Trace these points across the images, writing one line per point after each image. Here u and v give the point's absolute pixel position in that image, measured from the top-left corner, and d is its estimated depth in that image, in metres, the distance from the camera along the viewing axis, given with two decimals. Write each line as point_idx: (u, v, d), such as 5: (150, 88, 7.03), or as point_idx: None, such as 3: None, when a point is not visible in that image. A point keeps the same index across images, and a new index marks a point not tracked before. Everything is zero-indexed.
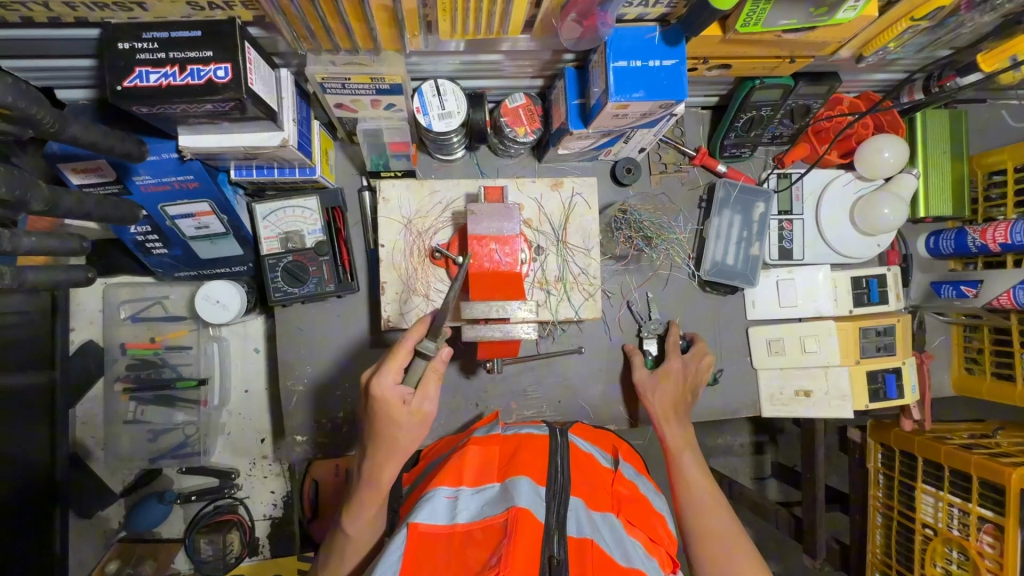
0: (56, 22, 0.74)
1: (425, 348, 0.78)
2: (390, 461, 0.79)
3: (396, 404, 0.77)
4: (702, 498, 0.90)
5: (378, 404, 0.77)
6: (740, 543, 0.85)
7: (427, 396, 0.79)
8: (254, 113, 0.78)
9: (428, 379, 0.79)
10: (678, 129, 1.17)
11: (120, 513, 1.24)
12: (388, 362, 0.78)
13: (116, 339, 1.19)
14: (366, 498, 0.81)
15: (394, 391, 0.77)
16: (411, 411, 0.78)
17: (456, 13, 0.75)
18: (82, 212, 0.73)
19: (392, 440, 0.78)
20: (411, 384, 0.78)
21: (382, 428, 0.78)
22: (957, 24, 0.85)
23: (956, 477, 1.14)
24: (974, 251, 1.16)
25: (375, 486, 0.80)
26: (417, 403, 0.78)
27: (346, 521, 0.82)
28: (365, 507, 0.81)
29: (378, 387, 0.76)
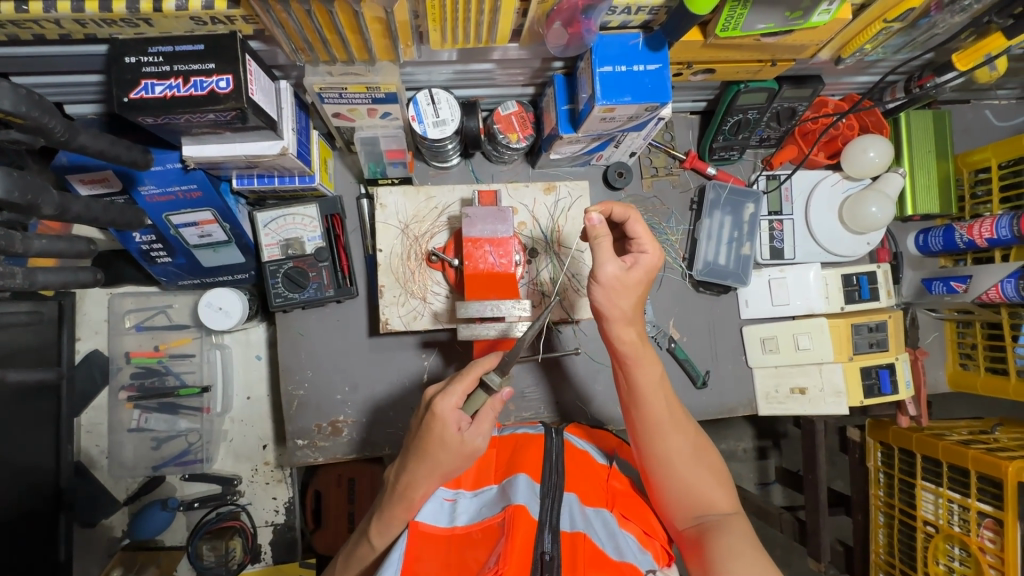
0: (66, 39, 0.77)
1: (489, 380, 0.76)
2: (426, 480, 0.74)
3: (450, 428, 0.73)
4: (660, 416, 0.80)
5: (435, 422, 0.74)
6: (700, 454, 0.80)
7: (480, 431, 0.76)
8: (255, 122, 0.81)
9: (485, 412, 0.76)
10: (667, 134, 1.21)
11: (124, 521, 1.25)
12: (456, 384, 0.76)
13: (121, 348, 1.23)
14: (397, 515, 0.75)
15: (453, 416, 0.74)
16: (463, 440, 0.74)
17: (446, 22, 0.78)
18: (91, 217, 0.76)
19: (434, 458, 0.73)
20: (469, 413, 0.77)
21: (429, 446, 0.73)
22: (931, 25, 0.88)
23: (955, 472, 1.14)
24: (962, 247, 1.18)
25: (406, 502, 0.75)
26: (471, 435, 0.75)
27: (374, 532, 0.77)
28: (394, 523, 0.76)
29: (440, 405, 0.74)
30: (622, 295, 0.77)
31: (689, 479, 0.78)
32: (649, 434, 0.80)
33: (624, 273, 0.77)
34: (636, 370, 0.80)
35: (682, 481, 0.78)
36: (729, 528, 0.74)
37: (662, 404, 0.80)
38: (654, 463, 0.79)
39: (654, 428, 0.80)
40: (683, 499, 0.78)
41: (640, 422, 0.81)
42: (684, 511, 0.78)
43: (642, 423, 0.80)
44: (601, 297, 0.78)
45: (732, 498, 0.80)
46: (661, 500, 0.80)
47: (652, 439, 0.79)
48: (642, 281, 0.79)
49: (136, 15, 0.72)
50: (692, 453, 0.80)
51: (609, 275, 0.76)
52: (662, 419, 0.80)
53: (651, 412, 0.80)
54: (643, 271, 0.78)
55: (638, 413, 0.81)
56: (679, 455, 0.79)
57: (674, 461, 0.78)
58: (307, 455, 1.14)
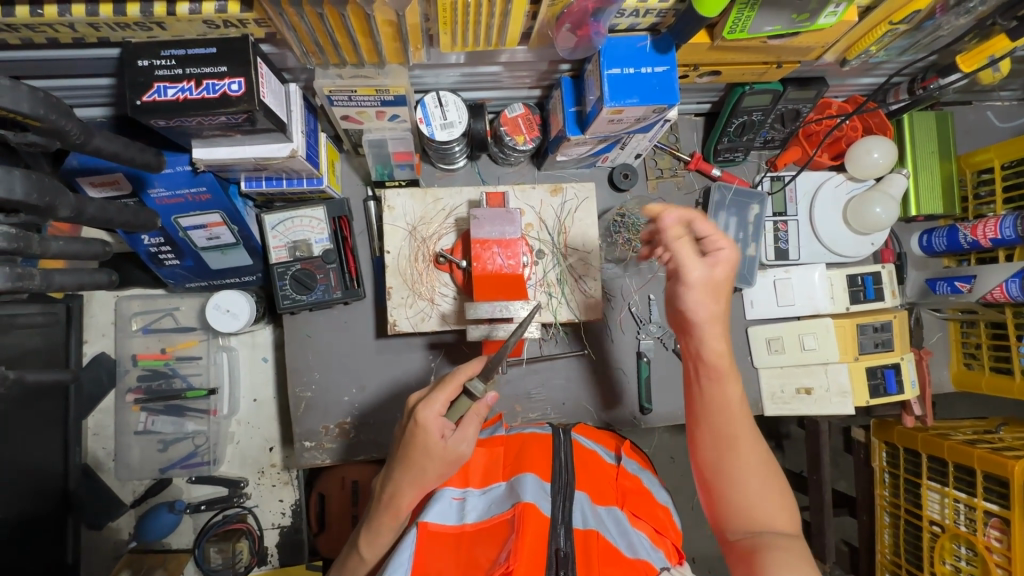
0: (79, 43, 0.78)
1: (472, 387, 0.77)
2: (411, 488, 0.75)
3: (434, 435, 0.74)
4: (732, 423, 0.77)
5: (418, 430, 0.75)
6: (768, 470, 0.76)
7: (465, 437, 0.76)
8: (265, 125, 0.81)
9: (469, 418, 0.77)
10: (672, 136, 1.21)
11: (130, 523, 1.25)
12: (437, 392, 0.77)
13: (127, 351, 1.23)
14: (384, 523, 0.76)
15: (437, 423, 0.75)
16: (446, 448, 0.75)
17: (455, 25, 0.79)
18: (104, 219, 0.76)
19: (418, 465, 0.74)
20: (453, 420, 0.77)
21: (412, 454, 0.74)
22: (935, 27, 0.88)
23: (961, 472, 1.15)
24: (966, 247, 1.19)
25: (392, 511, 0.76)
26: (454, 442, 0.76)
27: (363, 541, 0.78)
28: (383, 531, 0.77)
29: (423, 413, 0.75)
30: (703, 296, 0.76)
31: (751, 493, 0.75)
32: (715, 440, 0.77)
33: (709, 271, 0.76)
34: (717, 380, 0.78)
35: (744, 495, 0.75)
36: (786, 547, 0.71)
37: (737, 412, 0.78)
38: (714, 470, 0.77)
39: (723, 435, 0.77)
40: (739, 508, 0.75)
41: (709, 427, 0.78)
42: (739, 522, 0.75)
43: (712, 434, 0.78)
44: (692, 302, 0.76)
45: (793, 519, 0.76)
46: (717, 508, 0.77)
47: (722, 447, 0.77)
48: (726, 277, 0.77)
49: (149, 19, 0.72)
50: (761, 467, 0.76)
51: (697, 279, 0.75)
52: (733, 428, 0.77)
53: (723, 419, 0.78)
54: (725, 268, 0.76)
55: (706, 418, 0.79)
56: (746, 467, 0.76)
57: (741, 470, 0.76)
58: (315, 456, 1.14)
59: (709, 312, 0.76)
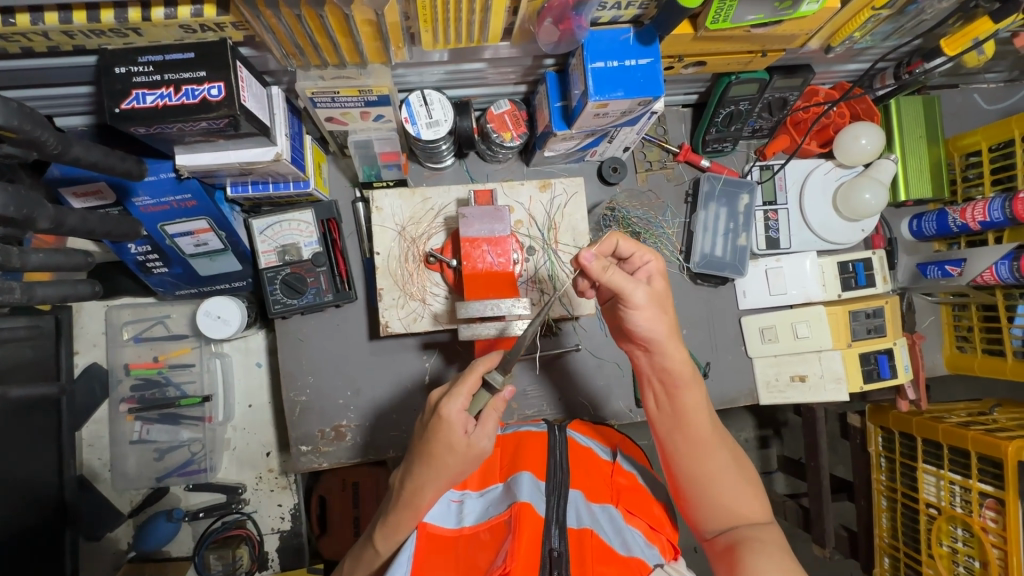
0: (55, 51, 0.77)
1: (492, 379, 0.73)
2: (433, 485, 0.73)
3: (458, 431, 0.71)
4: (697, 436, 0.80)
5: (441, 425, 0.71)
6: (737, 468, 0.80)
7: (485, 431, 0.74)
8: (248, 129, 0.80)
9: (489, 413, 0.75)
10: (660, 128, 1.21)
11: (129, 533, 1.25)
12: (458, 386, 0.73)
13: (120, 360, 1.22)
14: (403, 526, 0.74)
15: (460, 417, 0.72)
16: (469, 443, 0.73)
17: (436, 23, 0.78)
18: (87, 229, 0.76)
19: (443, 464, 0.72)
20: (473, 414, 0.74)
21: (438, 451, 0.72)
22: (919, 12, 0.88)
23: (956, 454, 1.15)
24: (955, 231, 1.19)
25: (412, 509, 0.73)
26: (476, 437, 0.73)
27: (379, 537, 0.76)
28: (401, 529, 0.74)
29: (448, 408, 0.71)
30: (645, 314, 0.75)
31: (724, 494, 0.78)
32: (685, 451, 0.80)
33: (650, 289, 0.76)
34: (678, 392, 0.80)
35: (717, 495, 0.78)
36: (761, 538, 0.74)
37: (701, 422, 0.80)
38: (688, 477, 0.80)
39: (691, 447, 0.80)
40: (714, 509, 0.78)
41: (676, 440, 0.81)
42: (716, 522, 0.79)
43: (681, 440, 0.81)
44: (642, 320, 0.75)
45: (766, 508, 0.79)
46: (693, 510, 0.81)
47: (691, 453, 0.80)
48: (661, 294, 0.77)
49: (125, 25, 0.71)
50: (730, 468, 0.79)
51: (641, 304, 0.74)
52: (697, 439, 0.80)
53: (688, 426, 0.80)
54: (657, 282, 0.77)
55: (672, 433, 0.81)
56: (716, 471, 0.79)
57: (711, 475, 0.79)
58: (312, 461, 1.14)
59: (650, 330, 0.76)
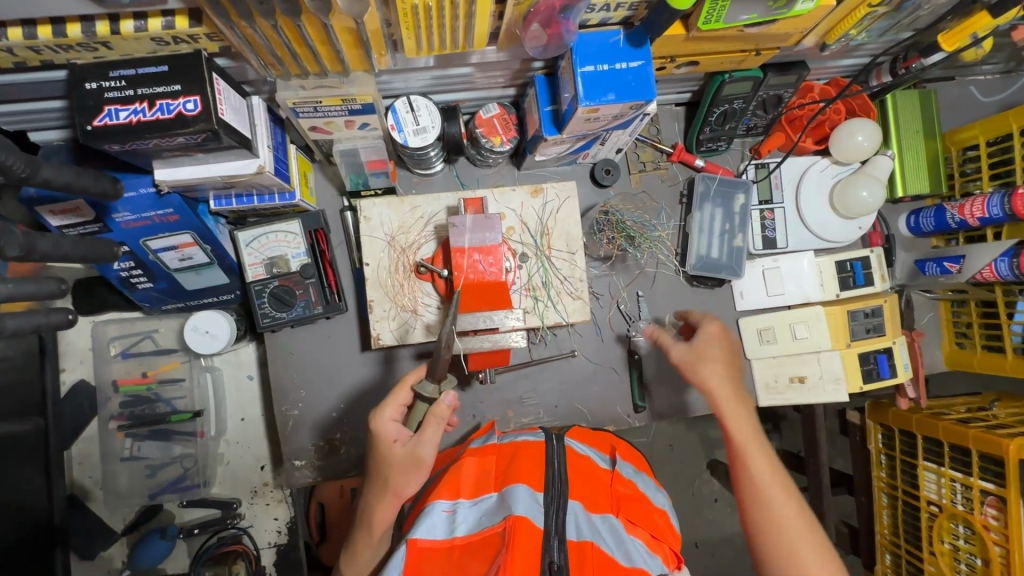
0: (22, 67, 0.74)
1: (422, 390, 0.78)
2: (380, 501, 0.79)
3: (389, 442, 0.78)
4: (762, 477, 0.84)
5: (374, 438, 0.79)
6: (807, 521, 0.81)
7: (424, 441, 0.77)
8: (229, 143, 0.78)
9: (428, 422, 0.77)
10: (653, 127, 1.19)
11: (123, 551, 1.23)
12: (390, 399, 0.80)
13: (107, 376, 1.20)
14: (363, 538, 0.82)
15: (389, 428, 0.79)
16: (404, 453, 0.77)
17: (419, 30, 0.75)
18: (60, 252, 0.73)
19: (383, 476, 0.78)
20: (411, 427, 0.79)
21: (378, 465, 0.79)
22: (915, 7, 0.85)
23: (956, 451, 1.15)
24: (954, 226, 1.17)
25: (366, 527, 0.81)
26: (412, 445, 0.77)
27: (344, 559, 0.85)
28: (360, 547, 0.83)
29: (376, 421, 0.79)
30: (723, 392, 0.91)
31: (795, 544, 0.79)
32: (748, 489, 0.84)
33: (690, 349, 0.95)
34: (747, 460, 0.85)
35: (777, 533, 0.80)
36: None
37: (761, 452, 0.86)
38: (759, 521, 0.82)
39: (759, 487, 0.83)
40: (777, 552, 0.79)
41: (746, 477, 0.84)
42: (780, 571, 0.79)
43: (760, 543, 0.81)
44: None
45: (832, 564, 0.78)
46: None
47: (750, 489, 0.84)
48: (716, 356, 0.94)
49: (93, 39, 0.68)
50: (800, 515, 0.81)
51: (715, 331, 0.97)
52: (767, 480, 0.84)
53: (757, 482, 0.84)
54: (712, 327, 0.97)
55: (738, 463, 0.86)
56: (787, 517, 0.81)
57: (782, 521, 0.81)
58: (306, 475, 1.12)
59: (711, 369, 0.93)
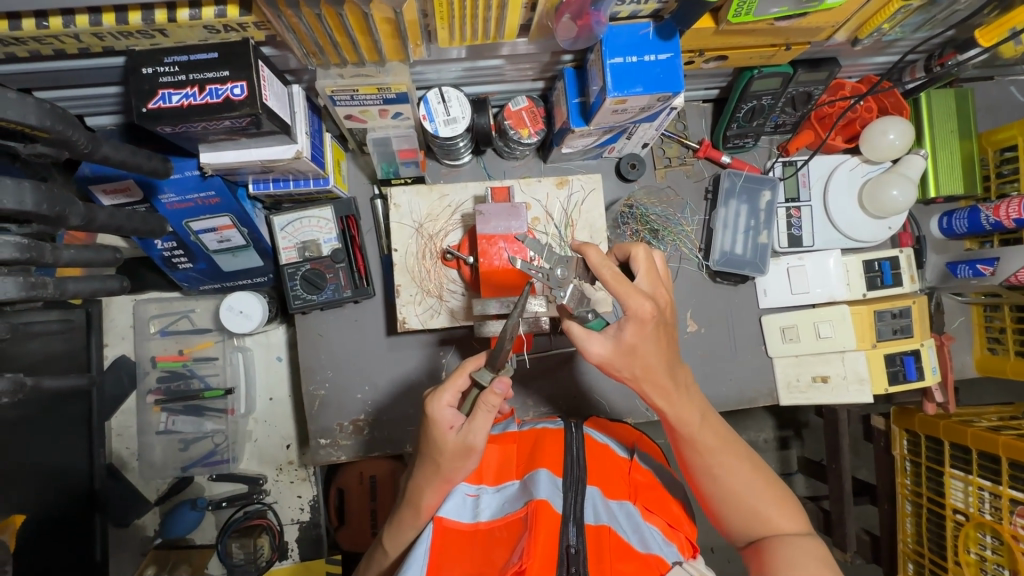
0: (85, 53, 0.79)
1: (481, 377, 0.74)
2: (429, 485, 0.76)
3: (443, 428, 0.74)
4: (714, 458, 0.79)
5: (428, 422, 0.75)
6: (759, 487, 0.79)
7: (475, 428, 0.73)
8: (270, 127, 0.82)
9: (479, 409, 0.72)
10: (680, 123, 1.19)
11: (155, 520, 1.29)
12: (446, 384, 0.75)
13: (147, 353, 1.26)
14: (407, 519, 0.78)
15: (445, 414, 0.74)
16: (457, 439, 0.74)
17: (454, 20, 0.78)
18: (115, 226, 0.79)
19: (434, 460, 0.75)
20: (465, 412, 0.75)
21: (430, 449, 0.75)
22: (952, 1, 0.85)
23: (985, 459, 1.12)
24: (988, 228, 1.15)
25: (413, 509, 0.77)
26: (465, 434, 0.73)
27: (387, 538, 0.81)
28: (405, 528, 0.78)
29: (432, 406, 0.74)
30: (654, 391, 0.77)
31: (760, 509, 0.78)
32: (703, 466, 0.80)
33: (617, 343, 0.73)
34: (694, 449, 0.80)
35: (738, 497, 0.78)
36: (792, 544, 0.74)
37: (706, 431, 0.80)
38: (712, 495, 0.80)
39: (704, 468, 0.80)
40: (734, 522, 0.79)
41: (693, 457, 0.80)
42: (742, 534, 0.79)
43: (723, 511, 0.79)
44: None
45: (797, 517, 0.78)
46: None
47: (703, 470, 0.80)
48: (650, 352, 0.73)
49: (151, 27, 0.72)
50: (755, 486, 0.79)
51: (645, 289, 0.73)
52: (717, 458, 0.79)
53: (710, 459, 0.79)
54: (643, 317, 0.70)
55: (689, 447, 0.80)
56: (738, 489, 0.78)
57: (737, 496, 0.78)
58: (331, 453, 1.16)
59: (647, 365, 0.74)
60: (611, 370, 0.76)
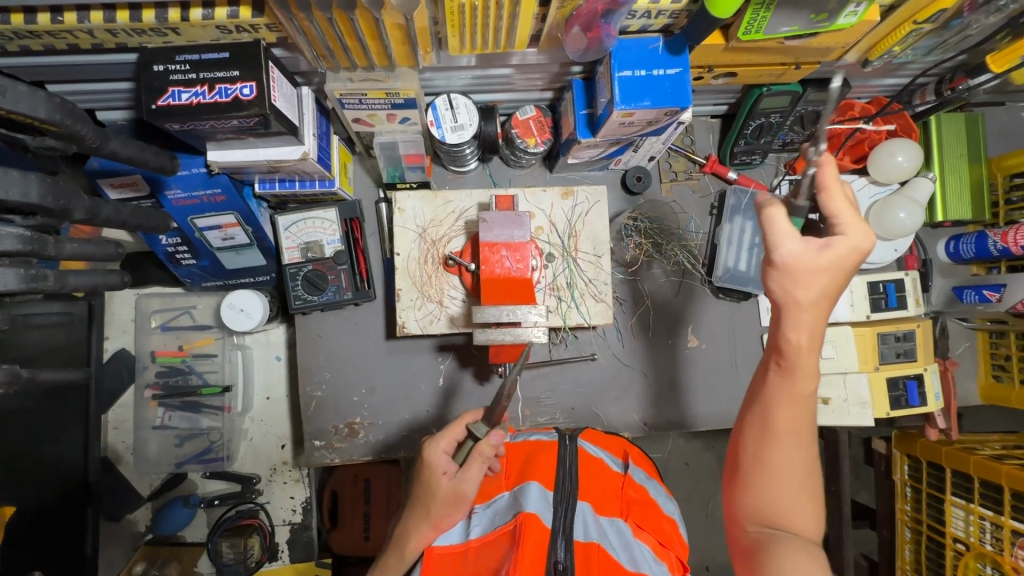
0: (99, 49, 0.80)
1: (477, 428, 0.78)
2: (417, 528, 0.75)
3: (436, 472, 0.76)
4: (792, 434, 0.68)
5: (423, 467, 0.78)
6: (813, 477, 0.70)
7: (469, 476, 0.76)
8: (276, 128, 0.82)
9: (472, 457, 0.76)
10: (687, 138, 1.19)
11: (147, 515, 1.29)
12: (444, 432, 0.80)
13: (147, 348, 1.26)
14: (390, 564, 0.75)
15: (440, 459, 0.77)
16: (450, 486, 0.75)
17: (465, 28, 0.78)
18: (120, 220, 0.79)
19: (425, 503, 0.76)
20: (459, 461, 0.78)
21: (422, 495, 0.77)
22: (964, 26, 0.84)
23: (987, 488, 1.09)
24: (996, 254, 1.13)
25: (399, 553, 0.75)
26: (458, 480, 0.75)
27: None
28: (387, 572, 0.75)
29: (428, 449, 0.78)
30: (804, 325, 0.65)
31: (790, 500, 0.69)
32: (773, 433, 0.69)
33: (790, 259, 0.62)
34: (776, 402, 0.68)
35: (782, 484, 0.68)
36: (805, 551, 0.66)
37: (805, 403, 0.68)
38: (760, 468, 0.70)
39: (778, 437, 0.68)
40: (759, 502, 0.70)
41: (766, 420, 0.69)
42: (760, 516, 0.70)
43: (749, 482, 0.70)
44: None
45: (817, 526, 0.70)
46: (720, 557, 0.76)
47: (771, 438, 0.69)
48: (819, 286, 0.63)
49: (165, 25, 0.73)
50: (803, 482, 0.69)
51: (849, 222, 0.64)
52: (796, 439, 0.69)
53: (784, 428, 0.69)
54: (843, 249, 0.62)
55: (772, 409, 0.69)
56: (790, 473, 0.68)
57: (782, 480, 0.69)
58: (324, 456, 1.15)
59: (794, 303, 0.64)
60: (770, 275, 0.65)
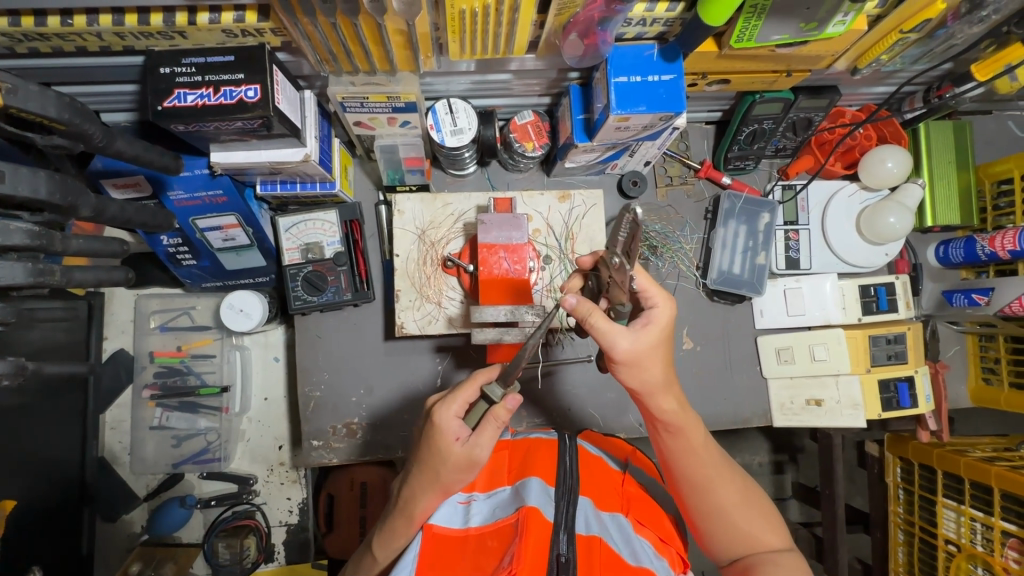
0: (106, 51, 0.81)
1: (490, 391, 0.74)
2: (426, 492, 0.75)
3: (449, 438, 0.73)
4: (707, 472, 0.78)
5: (434, 430, 0.74)
6: (748, 501, 0.79)
7: (482, 442, 0.73)
8: (279, 130, 0.84)
9: (486, 423, 0.73)
10: (682, 143, 1.21)
11: (143, 516, 1.29)
12: (456, 394, 0.76)
13: (145, 348, 1.26)
14: (399, 527, 0.77)
15: (452, 425, 0.74)
16: (461, 450, 0.73)
17: (465, 34, 0.80)
18: (124, 219, 0.81)
19: (434, 469, 0.74)
20: (471, 426, 0.75)
21: (431, 456, 0.74)
22: (948, 36, 0.87)
23: (978, 489, 1.11)
24: (984, 258, 1.16)
25: (407, 517, 0.76)
26: (470, 445, 0.73)
27: (377, 545, 0.80)
28: (396, 535, 0.78)
29: (440, 413, 0.74)
30: (666, 399, 0.75)
31: (743, 525, 0.78)
32: (690, 475, 0.79)
33: (638, 344, 0.71)
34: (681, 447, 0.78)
35: (725, 513, 0.78)
36: (775, 562, 0.74)
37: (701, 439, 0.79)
38: (696, 505, 0.79)
39: (699, 483, 0.78)
40: (724, 540, 0.78)
41: (681, 467, 0.79)
42: (727, 551, 0.78)
43: (704, 520, 0.79)
44: None
45: (782, 534, 0.79)
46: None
47: (697, 483, 0.79)
48: (660, 362, 0.73)
49: (171, 29, 0.75)
50: (742, 506, 0.78)
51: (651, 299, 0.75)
52: (713, 473, 0.78)
53: (696, 465, 0.78)
54: (660, 334, 0.72)
55: (680, 456, 0.79)
56: (725, 503, 0.78)
57: (721, 510, 0.78)
58: (322, 456, 1.15)
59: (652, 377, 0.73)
60: (624, 370, 0.73)
